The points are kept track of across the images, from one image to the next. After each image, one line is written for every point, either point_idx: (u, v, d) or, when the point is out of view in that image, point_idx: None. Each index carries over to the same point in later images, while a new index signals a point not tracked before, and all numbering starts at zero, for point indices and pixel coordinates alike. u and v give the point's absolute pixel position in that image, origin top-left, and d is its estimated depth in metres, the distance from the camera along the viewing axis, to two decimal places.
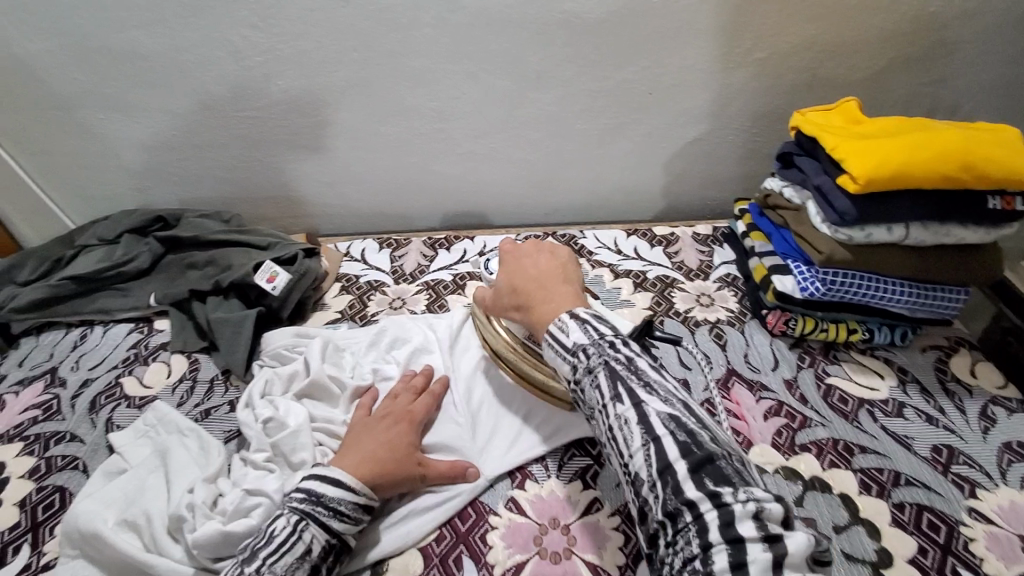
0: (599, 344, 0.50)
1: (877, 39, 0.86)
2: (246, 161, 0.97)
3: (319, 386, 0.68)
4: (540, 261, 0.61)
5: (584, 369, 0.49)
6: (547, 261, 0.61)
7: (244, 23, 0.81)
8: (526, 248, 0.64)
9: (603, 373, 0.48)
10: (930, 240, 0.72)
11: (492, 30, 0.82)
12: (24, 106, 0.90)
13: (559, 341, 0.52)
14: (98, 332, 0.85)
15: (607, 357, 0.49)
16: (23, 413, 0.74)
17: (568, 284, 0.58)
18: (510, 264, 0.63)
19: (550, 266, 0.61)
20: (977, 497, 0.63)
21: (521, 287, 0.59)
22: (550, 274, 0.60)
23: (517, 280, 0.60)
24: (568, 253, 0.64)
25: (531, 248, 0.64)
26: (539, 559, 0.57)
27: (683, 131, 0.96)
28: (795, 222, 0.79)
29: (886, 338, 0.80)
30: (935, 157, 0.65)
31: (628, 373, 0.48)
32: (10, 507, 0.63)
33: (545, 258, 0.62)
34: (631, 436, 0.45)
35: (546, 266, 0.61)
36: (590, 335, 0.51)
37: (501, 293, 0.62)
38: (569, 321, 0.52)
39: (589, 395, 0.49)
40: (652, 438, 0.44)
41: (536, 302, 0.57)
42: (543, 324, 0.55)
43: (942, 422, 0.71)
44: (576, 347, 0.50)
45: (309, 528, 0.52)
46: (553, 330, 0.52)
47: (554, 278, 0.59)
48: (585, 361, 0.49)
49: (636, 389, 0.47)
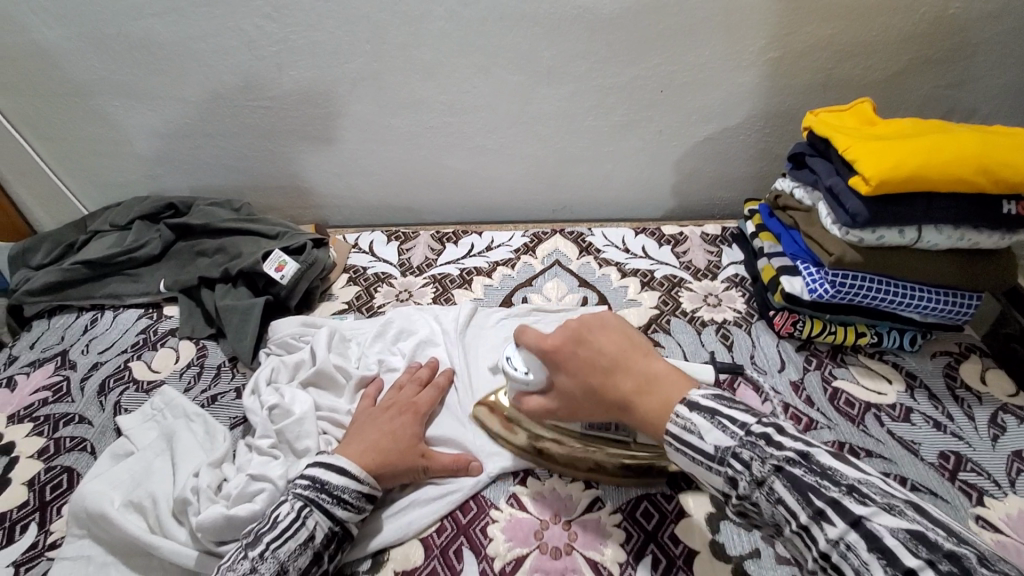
0: (751, 446, 0.44)
1: (893, 40, 0.85)
2: (258, 151, 0.98)
3: (325, 375, 0.68)
4: (605, 342, 0.55)
5: (751, 481, 0.43)
6: (612, 341, 0.55)
7: (258, 13, 0.81)
8: (575, 329, 0.57)
9: (780, 484, 0.42)
10: (943, 243, 0.71)
11: (504, 24, 0.82)
12: (40, 92, 0.91)
13: (691, 444, 0.47)
14: (109, 316, 0.86)
15: (774, 462, 0.43)
16: (34, 394, 0.75)
17: (654, 360, 0.53)
18: (572, 356, 0.56)
19: (619, 347, 0.55)
20: (985, 506, 0.62)
21: (606, 382, 0.54)
22: (627, 356, 0.54)
23: (596, 375, 0.54)
24: (616, 318, 0.59)
25: (581, 328, 0.57)
26: (539, 554, 0.57)
27: (694, 130, 0.95)
28: (804, 223, 0.79)
29: (895, 342, 0.79)
30: (949, 160, 0.64)
31: (816, 480, 0.41)
32: (19, 486, 0.64)
33: (605, 334, 0.56)
34: (866, 568, 0.36)
35: (615, 348, 0.55)
36: (733, 434, 0.45)
37: (578, 392, 0.56)
38: (690, 415, 0.47)
39: (769, 511, 0.43)
40: (890, 562, 0.36)
41: (636, 399, 0.51)
42: (661, 427, 0.49)
43: (950, 429, 0.70)
44: (722, 453, 0.45)
45: (312, 514, 0.52)
46: (677, 434, 0.47)
47: (634, 358, 0.54)
48: (747, 471, 0.44)
49: (837, 500, 0.39)
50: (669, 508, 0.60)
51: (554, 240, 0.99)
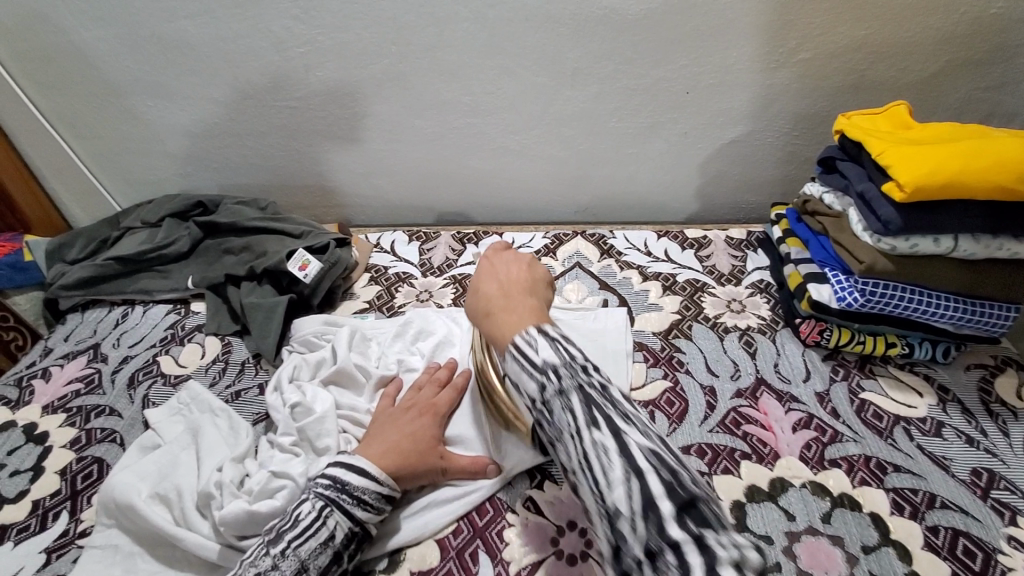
0: (570, 365, 0.43)
1: (932, 40, 0.82)
2: (284, 150, 0.99)
3: (345, 373, 0.69)
4: (512, 270, 0.58)
5: (555, 390, 0.42)
6: (520, 272, 0.58)
7: (287, 16, 0.83)
8: (501, 257, 0.60)
9: (576, 396, 0.41)
10: (980, 253, 0.68)
11: (529, 26, 0.82)
12: (77, 91, 0.94)
13: (525, 355, 0.45)
14: (139, 311, 0.88)
15: (581, 379, 0.42)
16: (68, 385, 0.77)
17: (532, 297, 0.53)
18: (483, 270, 0.59)
19: (521, 277, 0.57)
20: (1020, 526, 0.60)
21: (491, 294, 0.54)
22: (521, 283, 0.55)
23: (486, 283, 0.56)
24: (543, 274, 0.61)
25: (508, 257, 0.61)
26: (555, 560, 0.57)
27: (720, 132, 0.93)
28: (835, 229, 0.77)
29: (926, 354, 0.77)
30: (989, 167, 0.62)
31: (605, 399, 0.41)
32: (52, 475, 0.66)
33: (516, 268, 0.59)
34: (610, 468, 0.37)
35: (517, 276, 0.57)
36: (560, 353, 0.44)
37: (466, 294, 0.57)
38: (538, 335, 0.45)
39: (557, 419, 0.41)
40: (633, 469, 0.36)
41: (501, 310, 0.51)
42: (505, 335, 0.48)
43: (983, 445, 0.68)
44: (545, 366, 0.43)
45: (332, 514, 0.53)
46: (519, 343, 0.45)
47: (521, 287, 0.55)
48: (556, 381, 0.42)
49: (615, 416, 0.40)
50: None
51: (575, 242, 0.98)
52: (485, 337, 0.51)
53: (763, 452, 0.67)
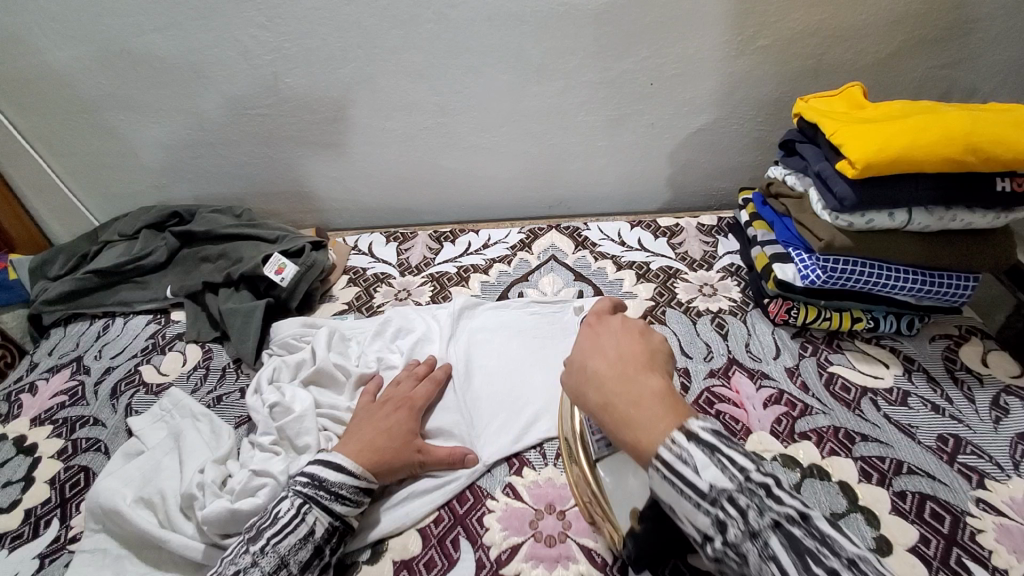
0: (749, 491, 0.38)
1: (885, 21, 0.85)
2: (260, 158, 1.00)
3: (325, 373, 0.71)
4: (622, 339, 0.51)
5: (742, 531, 0.37)
6: (631, 341, 0.50)
7: (253, 24, 0.84)
8: (607, 324, 0.54)
9: (777, 540, 0.36)
10: (935, 225, 0.70)
11: (492, 24, 0.84)
12: (48, 108, 0.94)
13: (681, 474, 0.40)
14: (121, 322, 0.89)
15: (773, 515, 0.37)
16: (52, 398, 0.78)
17: (658, 378, 0.47)
18: (586, 341, 0.53)
19: (634, 349, 0.50)
20: (985, 488, 0.62)
21: (605, 374, 0.48)
22: (637, 359, 0.49)
23: (595, 360, 0.50)
24: (660, 339, 0.53)
25: (612, 322, 0.54)
26: (534, 542, 0.58)
27: (687, 120, 0.95)
28: (795, 209, 0.79)
29: (892, 327, 0.79)
30: (937, 139, 0.64)
31: (814, 544, 0.36)
32: (40, 485, 0.67)
33: (621, 331, 0.52)
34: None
35: (628, 347, 0.50)
36: (732, 475, 0.39)
37: (572, 374, 0.52)
38: (688, 446, 0.40)
39: (758, 570, 0.36)
40: None
41: (621, 399, 0.46)
42: (640, 441, 0.43)
43: (948, 412, 0.70)
44: (715, 492, 0.38)
45: (311, 511, 0.54)
46: (670, 460, 0.40)
47: (640, 363, 0.48)
48: (742, 519, 0.37)
49: (839, 573, 0.35)
50: None
51: (550, 235, 1.00)
52: (611, 436, 0.46)
53: (736, 428, 0.69)
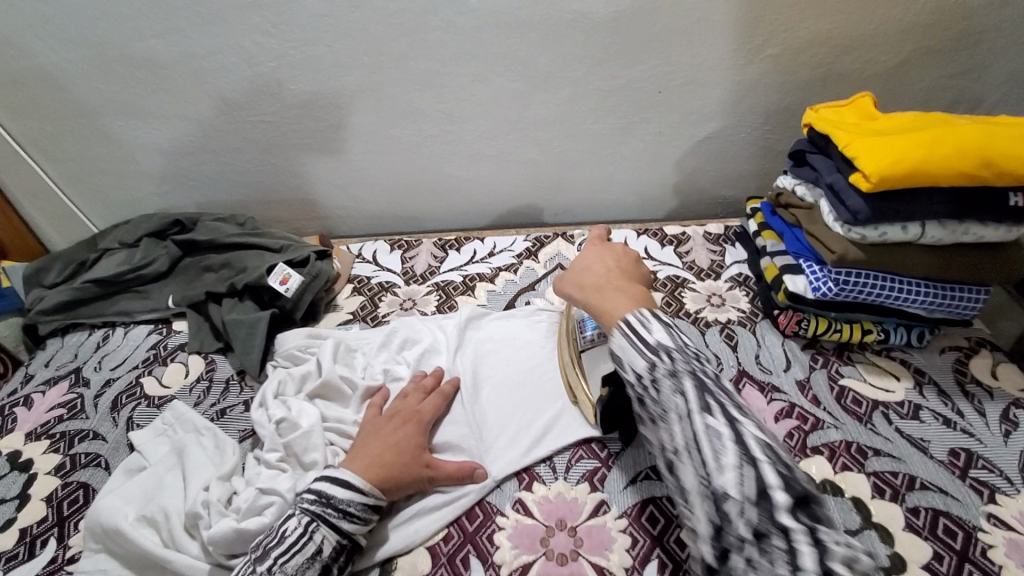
0: (681, 349, 0.49)
1: (895, 31, 0.84)
2: (262, 165, 0.99)
3: (331, 386, 0.69)
4: (620, 261, 0.64)
5: (666, 370, 0.48)
6: (626, 262, 0.64)
7: (257, 30, 0.82)
8: (610, 249, 0.67)
9: (688, 380, 0.47)
10: (948, 239, 0.70)
11: (500, 32, 0.83)
12: (46, 114, 0.93)
13: (637, 333, 0.51)
14: (120, 333, 0.88)
15: (694, 366, 0.48)
16: (50, 412, 0.77)
17: (640, 287, 0.60)
18: (591, 254, 0.65)
19: (627, 269, 0.63)
20: (999, 504, 0.62)
21: (601, 274, 0.61)
22: (627, 273, 0.62)
23: (597, 266, 0.62)
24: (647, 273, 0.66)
25: (615, 249, 0.67)
26: (545, 560, 0.57)
27: (694, 129, 0.95)
28: (807, 221, 0.78)
29: (902, 339, 0.78)
30: (951, 154, 0.63)
31: (719, 391, 0.47)
32: (37, 503, 0.66)
33: (621, 253, 0.66)
34: (722, 451, 0.42)
35: (623, 266, 0.63)
36: (675, 340, 0.50)
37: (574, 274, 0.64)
38: (649, 316, 0.52)
39: (667, 398, 0.47)
40: (748, 456, 0.42)
41: (610, 287, 0.58)
42: (614, 309, 0.55)
43: (960, 425, 0.70)
44: (657, 345, 0.49)
45: (319, 529, 0.53)
46: (633, 321, 0.52)
47: (628, 276, 0.61)
48: (670, 362, 0.48)
49: (729, 407, 0.45)
50: (674, 513, 0.60)
51: (556, 244, 0.99)
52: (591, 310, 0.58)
53: None
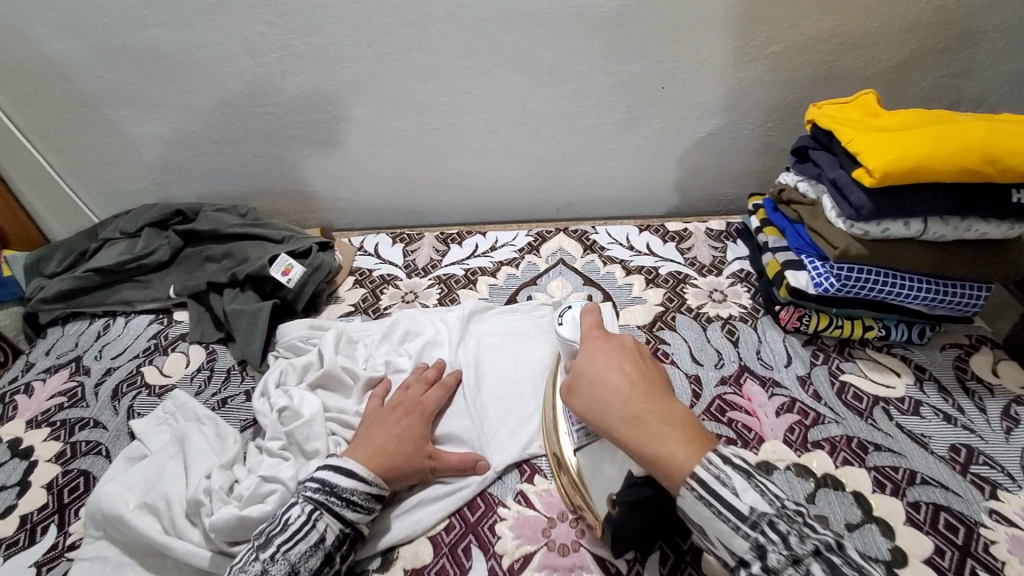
0: (786, 518, 0.41)
1: (897, 30, 0.84)
2: (264, 157, 0.99)
3: (333, 376, 0.69)
4: (633, 357, 0.51)
5: (782, 555, 0.40)
6: (640, 360, 0.51)
7: (261, 21, 0.82)
8: (615, 338, 0.53)
9: (817, 565, 0.39)
10: (950, 235, 0.70)
11: (504, 25, 0.83)
12: (48, 102, 0.93)
13: (723, 499, 0.42)
14: (121, 322, 0.87)
15: (813, 542, 0.40)
16: (50, 400, 0.76)
17: (675, 401, 0.48)
18: (597, 353, 0.52)
19: (646, 369, 0.51)
20: (998, 499, 0.62)
21: (626, 392, 0.48)
22: (652, 379, 0.50)
23: (616, 376, 0.49)
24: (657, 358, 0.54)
25: (618, 337, 0.54)
26: (547, 550, 0.57)
27: (697, 125, 0.95)
28: (808, 216, 0.79)
29: (902, 335, 0.79)
30: (955, 150, 0.64)
31: (855, 574, 0.39)
32: (37, 489, 0.65)
33: (630, 348, 0.53)
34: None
35: (641, 367, 0.50)
36: (770, 502, 0.42)
37: (587, 385, 0.50)
38: (726, 469, 0.43)
39: None
40: None
41: (650, 418, 0.46)
42: (671, 462, 0.44)
43: (961, 422, 0.70)
44: (755, 515, 0.41)
45: (322, 517, 0.53)
46: (709, 482, 0.42)
47: (656, 385, 0.49)
48: (783, 543, 0.40)
49: None
50: None
51: (558, 239, 0.99)
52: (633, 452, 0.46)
53: (749, 437, 0.68)
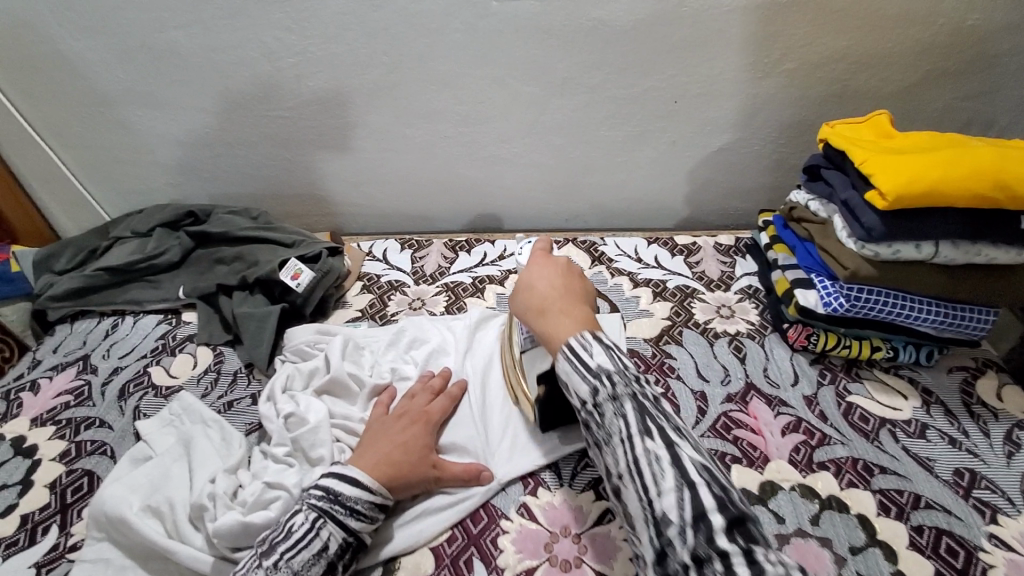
0: (624, 374, 0.48)
1: (912, 50, 0.84)
2: (277, 160, 0.99)
3: (339, 383, 0.69)
4: (565, 276, 0.62)
5: (607, 395, 0.48)
6: (569, 277, 0.62)
7: (278, 26, 0.83)
8: (556, 262, 0.64)
9: (629, 404, 0.46)
10: (960, 259, 0.70)
11: (519, 36, 0.83)
12: (63, 101, 0.93)
13: (579, 357, 0.51)
14: (129, 322, 0.88)
15: (633, 387, 0.47)
16: (57, 398, 0.77)
17: (584, 304, 0.58)
18: (536, 269, 0.64)
19: (571, 283, 0.61)
20: (999, 525, 0.61)
21: (545, 293, 0.59)
22: (573, 289, 0.60)
23: (541, 283, 0.61)
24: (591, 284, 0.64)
25: (561, 260, 0.65)
26: (549, 566, 0.57)
27: (708, 140, 0.95)
28: (820, 235, 0.78)
29: (910, 357, 0.78)
30: (967, 175, 0.63)
31: (657, 411, 0.46)
32: (41, 488, 0.66)
33: (566, 270, 0.63)
34: (662, 476, 0.42)
35: (567, 282, 0.61)
36: (616, 363, 0.49)
37: (519, 291, 0.62)
38: (588, 337, 0.52)
39: (612, 424, 0.47)
40: (682, 475, 0.41)
41: (555, 309, 0.57)
42: (558, 336, 0.54)
43: (966, 446, 0.69)
44: (598, 368, 0.49)
45: (326, 525, 0.53)
46: (575, 346, 0.51)
47: (574, 295, 0.60)
48: (609, 386, 0.48)
49: (667, 430, 0.45)
50: None
51: (567, 249, 0.99)
52: (539, 334, 0.57)
53: (753, 456, 0.68)
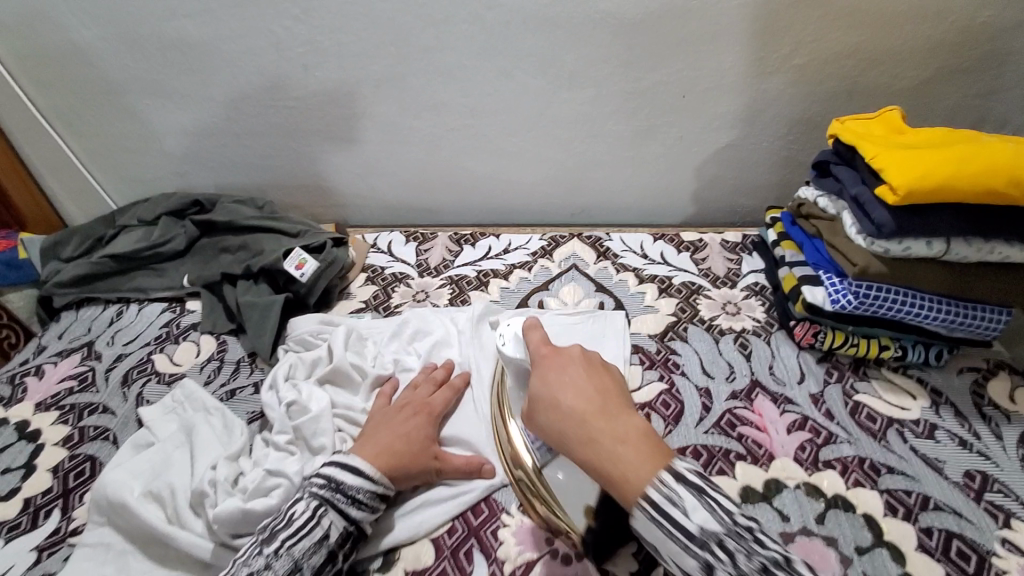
0: (736, 535, 0.39)
1: (925, 46, 0.83)
2: (283, 151, 0.99)
3: (341, 372, 0.69)
4: (589, 373, 0.49)
5: (731, 573, 0.38)
6: (595, 374, 0.50)
7: (286, 16, 0.83)
8: (568, 358, 0.51)
9: None
10: (972, 257, 0.69)
11: (527, 28, 0.82)
12: (72, 89, 0.94)
13: (672, 519, 0.40)
14: (134, 309, 0.88)
15: (760, 557, 0.38)
16: (61, 383, 0.77)
17: (631, 415, 0.46)
18: (548, 374, 0.50)
19: (602, 383, 0.49)
20: (1011, 528, 0.60)
21: (579, 411, 0.46)
22: (609, 394, 0.48)
23: (568, 395, 0.48)
24: (615, 371, 0.52)
25: (573, 351, 0.52)
26: (551, 559, 0.56)
27: (716, 136, 0.94)
28: (828, 232, 0.77)
29: (920, 357, 0.77)
30: (981, 171, 0.62)
31: None
32: (43, 473, 0.66)
33: (585, 363, 0.51)
34: None
35: (595, 383, 0.49)
36: (720, 519, 0.40)
37: (539, 409, 0.49)
38: (676, 486, 0.41)
39: None
40: None
41: (606, 438, 0.44)
42: (631, 484, 0.42)
43: (976, 447, 0.68)
44: (704, 534, 0.39)
45: (327, 514, 0.53)
46: (659, 502, 0.40)
47: (614, 402, 0.47)
48: (730, 560, 0.38)
49: None
50: None
51: (572, 244, 0.99)
52: (594, 473, 0.44)
53: (758, 453, 0.67)
